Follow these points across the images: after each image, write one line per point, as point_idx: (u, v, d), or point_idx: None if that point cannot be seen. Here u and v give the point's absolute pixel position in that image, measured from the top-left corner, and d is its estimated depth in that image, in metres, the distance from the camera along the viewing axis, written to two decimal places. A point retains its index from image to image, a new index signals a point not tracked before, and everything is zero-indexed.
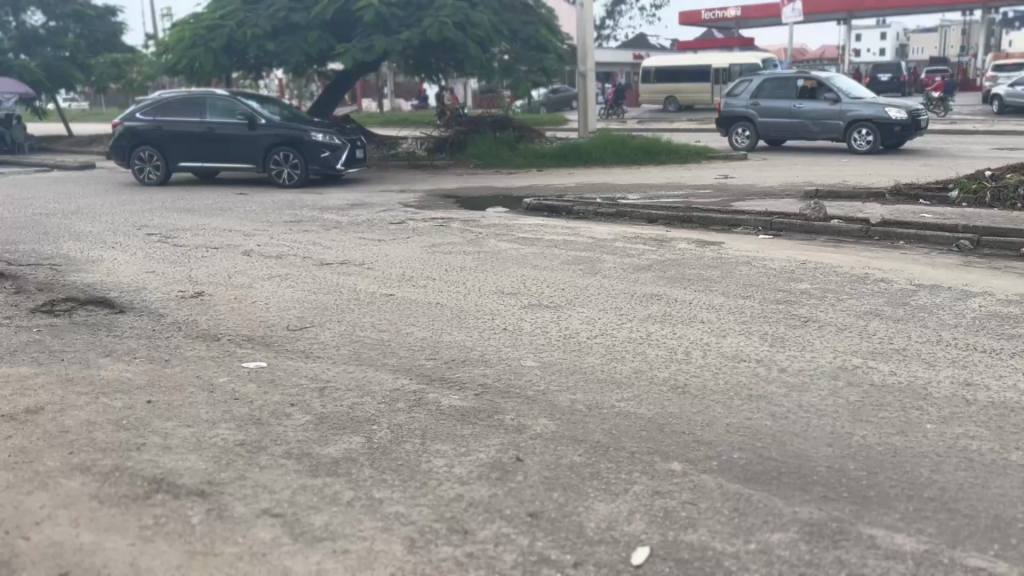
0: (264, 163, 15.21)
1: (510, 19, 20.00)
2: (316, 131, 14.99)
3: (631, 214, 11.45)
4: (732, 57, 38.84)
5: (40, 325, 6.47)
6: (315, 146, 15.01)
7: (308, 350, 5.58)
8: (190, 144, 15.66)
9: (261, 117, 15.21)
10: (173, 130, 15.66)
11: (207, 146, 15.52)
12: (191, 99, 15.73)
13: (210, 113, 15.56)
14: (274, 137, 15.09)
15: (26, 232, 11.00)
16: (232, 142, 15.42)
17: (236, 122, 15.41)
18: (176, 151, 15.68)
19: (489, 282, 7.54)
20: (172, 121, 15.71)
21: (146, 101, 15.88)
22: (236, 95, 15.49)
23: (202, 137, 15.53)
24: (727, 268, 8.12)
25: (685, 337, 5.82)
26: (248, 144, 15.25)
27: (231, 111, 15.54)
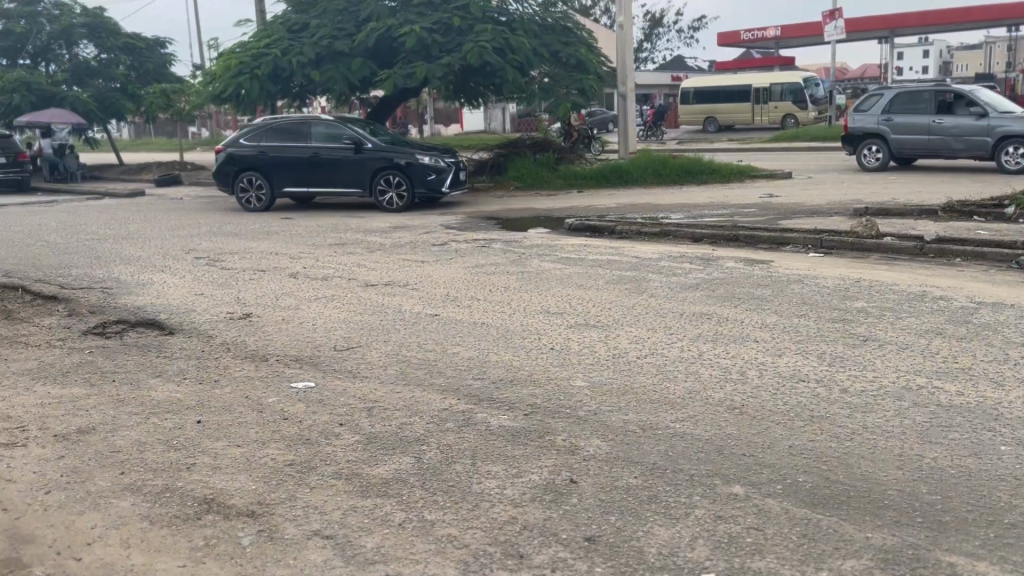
0: (371, 187, 15.10)
1: (550, 41, 20.06)
2: (423, 153, 14.85)
3: (676, 233, 11.31)
4: (775, 77, 38.15)
5: (92, 346, 6.52)
6: (422, 169, 14.85)
7: (355, 370, 5.53)
8: (294, 168, 15.56)
9: (368, 141, 15.11)
10: (276, 155, 15.56)
11: (312, 171, 15.44)
12: (293, 124, 15.64)
13: (313, 138, 15.46)
14: (381, 160, 14.97)
15: (78, 256, 11.20)
16: (337, 167, 15.32)
17: (341, 146, 15.30)
18: (279, 176, 15.60)
19: (536, 303, 7.45)
20: (275, 146, 15.60)
21: (247, 126, 15.80)
22: (340, 119, 15.38)
23: (306, 161, 15.44)
24: (779, 286, 7.94)
25: (740, 356, 5.66)
26: (354, 169, 15.15)
27: (335, 135, 15.44)
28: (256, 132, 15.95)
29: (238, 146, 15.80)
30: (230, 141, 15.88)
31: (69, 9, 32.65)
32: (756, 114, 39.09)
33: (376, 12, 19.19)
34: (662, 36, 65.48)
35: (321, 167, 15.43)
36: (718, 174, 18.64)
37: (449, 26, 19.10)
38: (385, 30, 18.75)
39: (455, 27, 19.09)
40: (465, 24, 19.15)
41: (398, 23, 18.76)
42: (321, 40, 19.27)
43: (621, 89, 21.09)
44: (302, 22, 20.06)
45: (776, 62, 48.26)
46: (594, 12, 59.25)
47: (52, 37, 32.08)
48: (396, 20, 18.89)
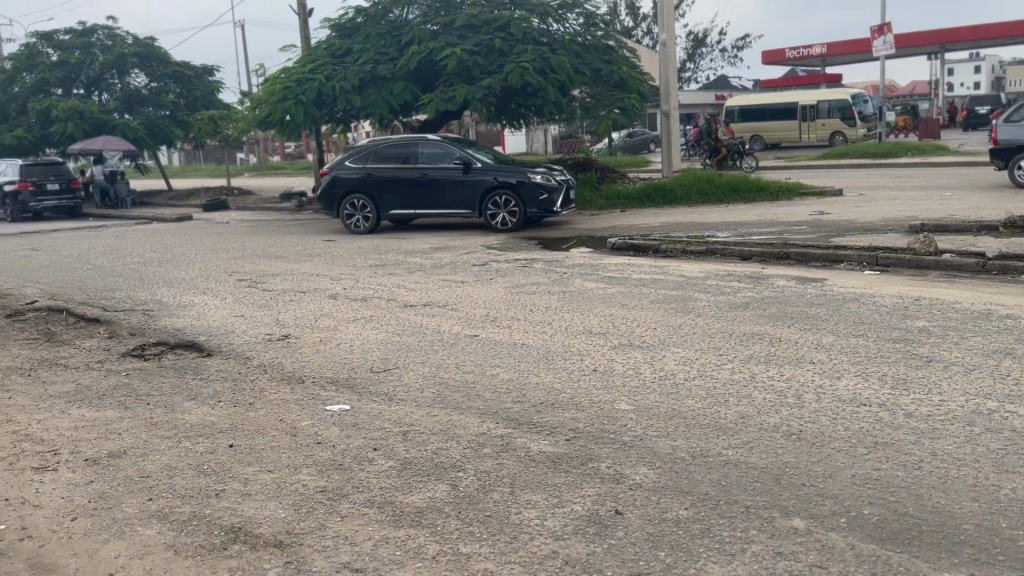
0: (482, 208, 14.80)
1: (591, 60, 19.93)
2: (535, 171, 14.56)
3: (724, 251, 11.02)
4: (822, 94, 37.55)
5: (129, 368, 6.46)
6: (535, 188, 14.52)
7: (392, 393, 5.35)
8: (402, 190, 15.33)
9: (478, 160, 14.88)
10: (382, 177, 15.36)
11: (420, 192, 15.21)
12: (399, 145, 15.46)
13: (421, 159, 15.25)
14: (492, 180, 14.69)
15: (123, 279, 11.29)
16: (446, 188, 15.08)
17: (449, 166, 15.09)
18: (386, 198, 15.38)
19: (579, 323, 7.24)
20: (382, 167, 15.40)
21: (351, 149, 15.64)
22: (448, 139, 15.18)
23: (414, 183, 15.22)
24: (834, 305, 7.62)
25: (795, 379, 5.37)
26: (464, 189, 14.89)
27: (443, 155, 15.23)
28: (361, 154, 15.77)
29: (344, 168, 15.61)
30: (334, 164, 15.71)
31: (121, 39, 33.72)
32: (802, 131, 38.53)
33: (418, 36, 19.27)
34: (704, 56, 65.09)
35: (429, 188, 15.20)
36: (765, 192, 18.27)
37: (490, 47, 19.10)
38: (426, 53, 18.81)
39: (496, 48, 19.08)
40: (506, 45, 19.13)
41: (439, 46, 18.81)
42: (363, 64, 19.41)
43: (664, 108, 20.84)
44: (345, 47, 20.23)
45: (823, 80, 47.53)
46: (636, 33, 59.14)
47: (105, 67, 33.01)
48: (437, 43, 18.95)
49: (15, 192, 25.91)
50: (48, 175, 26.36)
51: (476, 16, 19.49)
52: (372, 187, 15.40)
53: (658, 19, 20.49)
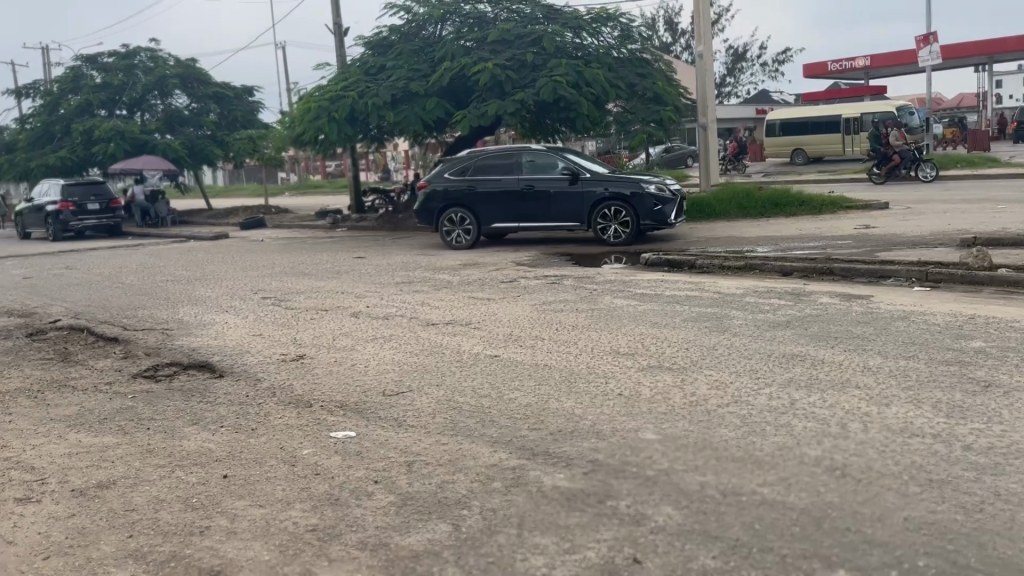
0: (591, 220, 14.12)
1: (626, 74, 19.61)
2: (648, 181, 13.82)
3: (763, 267, 10.54)
4: (866, 106, 36.69)
5: (137, 390, 6.23)
6: (649, 199, 13.76)
7: (401, 418, 5.01)
8: (505, 203, 14.77)
9: (586, 171, 14.23)
10: (485, 189, 14.83)
11: (524, 205, 14.63)
12: (501, 156, 14.92)
13: (525, 170, 14.67)
14: (602, 191, 14.02)
15: (149, 297, 11.20)
16: (552, 200, 14.47)
17: (555, 177, 14.47)
18: (488, 211, 14.84)
19: (606, 343, 6.86)
20: (485, 179, 14.85)
21: (452, 161, 15.17)
22: (554, 149, 14.58)
23: (518, 195, 14.65)
24: (881, 323, 7.14)
25: (839, 406, 4.92)
26: (572, 201, 14.24)
27: (549, 166, 14.63)
28: (462, 167, 15.26)
29: (445, 181, 15.11)
30: (434, 176, 15.26)
31: (163, 61, 34.41)
32: (845, 145, 37.64)
33: (450, 51, 19.12)
34: (745, 70, 64.30)
35: (534, 200, 14.61)
36: (806, 206, 17.70)
37: (522, 62, 18.86)
38: (458, 69, 18.64)
39: (529, 62, 18.84)
40: (539, 59, 18.88)
41: (472, 61, 18.63)
42: (396, 80, 19.30)
43: (701, 121, 20.39)
44: (378, 64, 20.16)
45: (867, 92, 46.51)
46: (675, 48, 58.66)
47: (147, 88, 33.59)
48: (470, 58, 18.76)
49: (57, 212, 26.30)
50: (89, 195, 26.73)
51: (509, 31, 19.28)
52: (474, 200, 14.87)
53: (695, 31, 20.09)
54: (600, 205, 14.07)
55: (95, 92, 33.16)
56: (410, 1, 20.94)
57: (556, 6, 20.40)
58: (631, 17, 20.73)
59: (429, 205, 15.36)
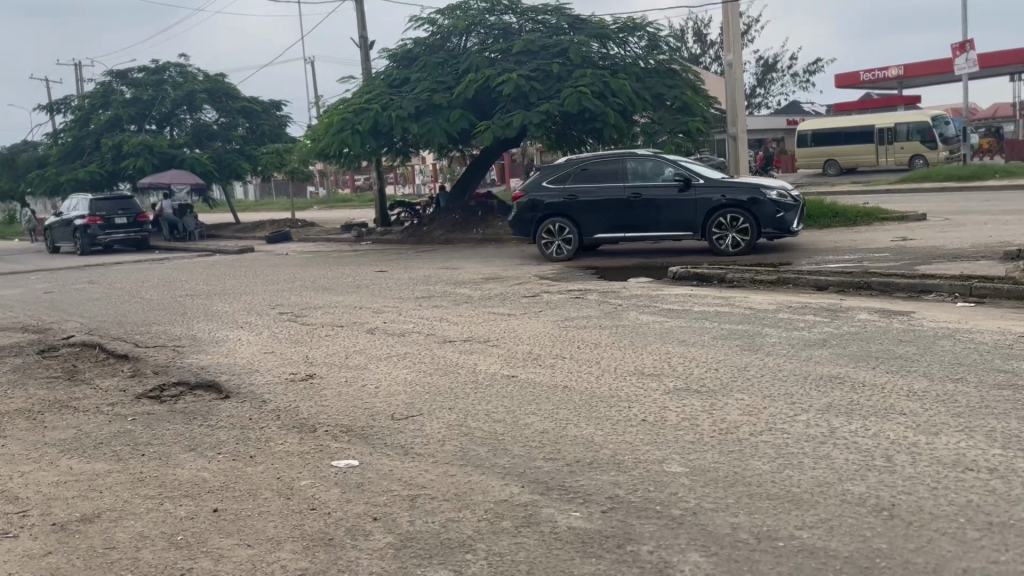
0: (707, 229, 13.30)
1: (653, 84, 19.25)
2: (768, 187, 13.04)
3: (797, 281, 10.11)
4: (900, 116, 35.95)
5: (138, 413, 5.97)
6: (771, 206, 13.01)
7: (409, 445, 4.69)
8: (610, 212, 13.91)
9: (700, 177, 13.40)
10: (588, 198, 13.96)
11: (631, 214, 13.78)
12: (603, 163, 14.06)
13: (631, 177, 13.82)
14: (719, 198, 13.23)
15: (166, 313, 11.01)
16: (663, 208, 13.64)
17: (665, 184, 13.65)
18: (592, 221, 13.96)
19: (632, 362, 6.50)
20: (588, 187, 14.00)
21: (550, 168, 14.28)
22: (662, 155, 13.73)
23: (625, 204, 13.80)
24: (924, 342, 6.70)
25: (883, 435, 4.52)
26: (686, 209, 13.41)
27: (656, 173, 13.79)
28: (559, 174, 14.37)
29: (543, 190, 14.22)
30: (530, 185, 14.35)
31: (193, 76, 34.70)
32: (880, 155, 36.97)
33: (475, 63, 18.89)
34: (776, 81, 63.57)
35: (642, 209, 13.77)
36: (841, 218, 17.18)
37: (548, 73, 18.58)
38: (483, 80, 18.38)
39: (554, 73, 18.54)
40: (565, 70, 18.58)
41: (496, 72, 18.38)
42: (420, 91, 19.08)
43: (731, 131, 19.96)
44: (402, 77, 19.97)
45: (901, 102, 45.68)
46: (704, 60, 58.13)
47: (176, 103, 33.82)
48: (494, 70, 18.51)
49: (85, 226, 26.52)
50: (117, 209, 26.90)
51: (534, 41, 19.01)
52: (577, 209, 13.99)
53: (724, 40, 19.68)
54: (717, 212, 13.29)
55: (125, 107, 33.46)
56: (434, 13, 20.76)
57: (583, 16, 20.11)
58: (659, 27, 20.38)
59: (524, 215, 14.44)
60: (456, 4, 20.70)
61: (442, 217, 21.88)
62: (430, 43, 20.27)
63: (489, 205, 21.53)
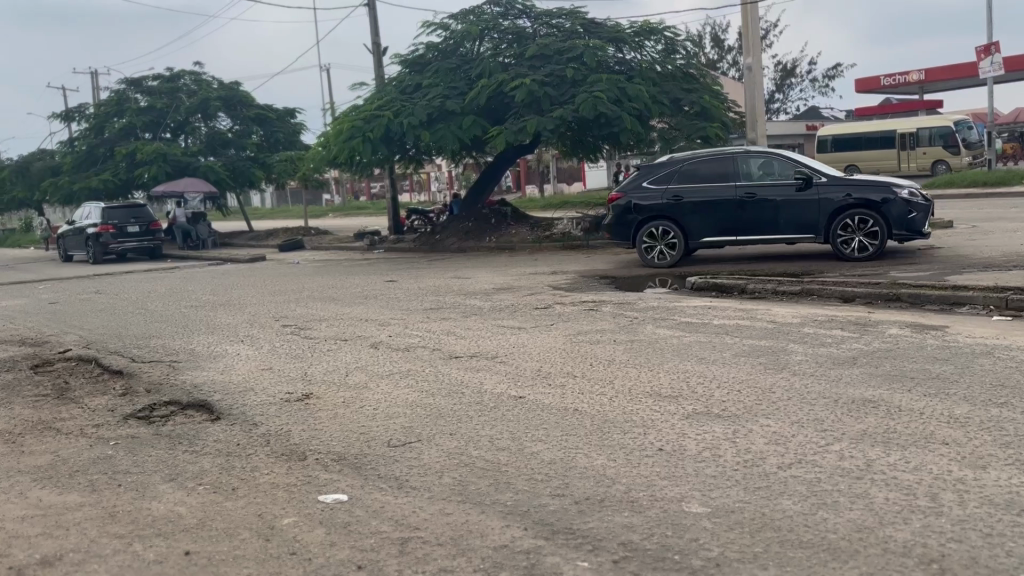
0: (831, 231, 12.29)
1: (670, 89, 18.84)
2: (900, 184, 12.01)
3: (822, 292, 9.66)
4: (922, 120, 35.29)
5: (122, 437, 5.63)
6: (902, 206, 11.98)
7: (404, 478, 4.30)
8: (720, 214, 12.94)
9: (821, 174, 12.39)
10: (695, 199, 13.02)
11: (742, 216, 12.82)
12: (712, 161, 13.12)
13: (744, 176, 12.85)
14: (843, 197, 12.21)
15: (168, 326, 10.70)
16: (779, 209, 12.63)
17: (781, 183, 12.65)
18: (700, 224, 13.01)
19: (647, 381, 6.10)
20: (695, 187, 13.06)
21: (652, 169, 13.37)
22: (776, 152, 12.76)
23: (737, 205, 12.84)
24: (962, 361, 6.23)
25: (925, 469, 4.08)
26: (805, 210, 12.41)
27: (769, 171, 12.81)
28: (662, 174, 13.43)
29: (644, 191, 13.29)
30: (630, 186, 13.44)
31: (207, 84, 34.65)
32: (901, 160, 36.28)
33: (488, 68, 18.54)
34: (794, 87, 62.92)
35: (755, 210, 12.79)
36: None
37: (562, 78, 18.20)
38: (496, 86, 18.02)
39: (569, 78, 18.16)
40: (579, 74, 18.20)
41: (509, 77, 18.03)
42: (432, 98, 18.73)
43: (750, 137, 19.50)
44: (414, 83, 19.63)
45: (922, 107, 44.97)
46: (722, 66, 57.60)
47: (190, 110, 33.75)
48: (508, 75, 18.16)
49: (97, 235, 26.39)
50: (129, 218, 26.77)
51: (548, 46, 18.64)
52: (682, 212, 13.08)
53: (743, 44, 19.24)
54: (841, 213, 12.28)
55: (139, 115, 33.43)
56: (447, 18, 20.43)
57: (598, 20, 19.73)
58: (677, 30, 19.96)
59: (624, 218, 13.51)
60: (468, 9, 20.36)
61: (455, 224, 21.53)
62: (442, 48, 19.94)
63: (502, 212, 21.19)
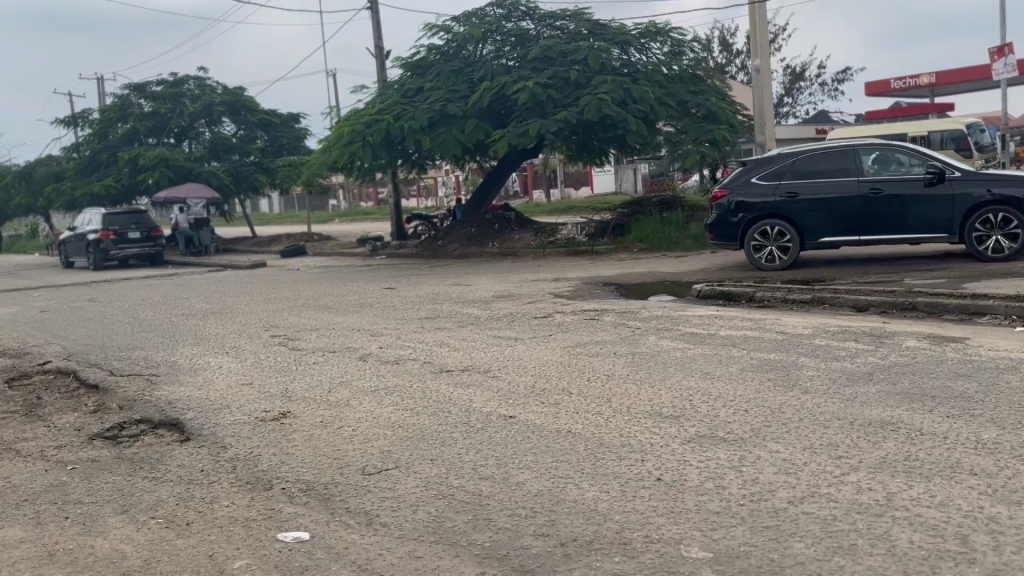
0: (968, 230, 11.38)
1: (676, 91, 18.44)
2: None
3: (834, 301, 9.23)
4: (934, 123, 34.79)
5: (82, 461, 5.26)
6: None
7: (373, 513, 3.89)
8: (839, 212, 11.86)
9: (955, 168, 11.41)
10: (812, 196, 11.93)
11: (865, 213, 11.77)
12: (828, 155, 12.04)
13: (867, 170, 11.79)
14: (982, 193, 11.28)
15: (154, 336, 10.34)
16: (908, 206, 11.62)
17: (908, 177, 11.62)
18: (818, 223, 11.93)
19: (647, 399, 5.68)
20: (811, 183, 11.95)
21: (760, 164, 12.27)
22: (901, 144, 11.72)
23: (859, 201, 11.78)
24: (986, 377, 5.80)
25: (954, 505, 3.66)
26: (938, 207, 11.44)
27: (895, 163, 11.75)
28: (770, 168, 12.28)
29: (754, 188, 12.16)
30: (736, 183, 12.34)
31: (211, 89, 34.43)
32: None
33: (490, 71, 18.17)
34: (804, 90, 62.35)
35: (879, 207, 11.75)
36: None
37: (566, 80, 17.81)
38: (498, 88, 17.64)
39: (573, 80, 17.77)
40: (584, 76, 17.80)
41: (512, 80, 17.65)
42: (433, 101, 18.37)
43: (759, 140, 19.08)
44: (415, 86, 19.26)
45: (933, 110, 44.40)
46: (730, 69, 57.11)
47: (193, 116, 33.51)
48: (510, 77, 17.78)
49: (97, 241, 26.12)
50: (130, 224, 26.50)
51: (552, 47, 18.26)
52: (796, 210, 11.98)
53: (752, 45, 18.83)
54: (977, 211, 11.36)
55: (142, 120, 33.22)
56: (449, 20, 20.07)
57: (602, 22, 19.36)
58: (683, 32, 19.56)
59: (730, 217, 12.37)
60: (471, 10, 20.00)
61: (458, 230, 21.15)
62: (444, 50, 19.58)
63: (506, 217, 20.86)
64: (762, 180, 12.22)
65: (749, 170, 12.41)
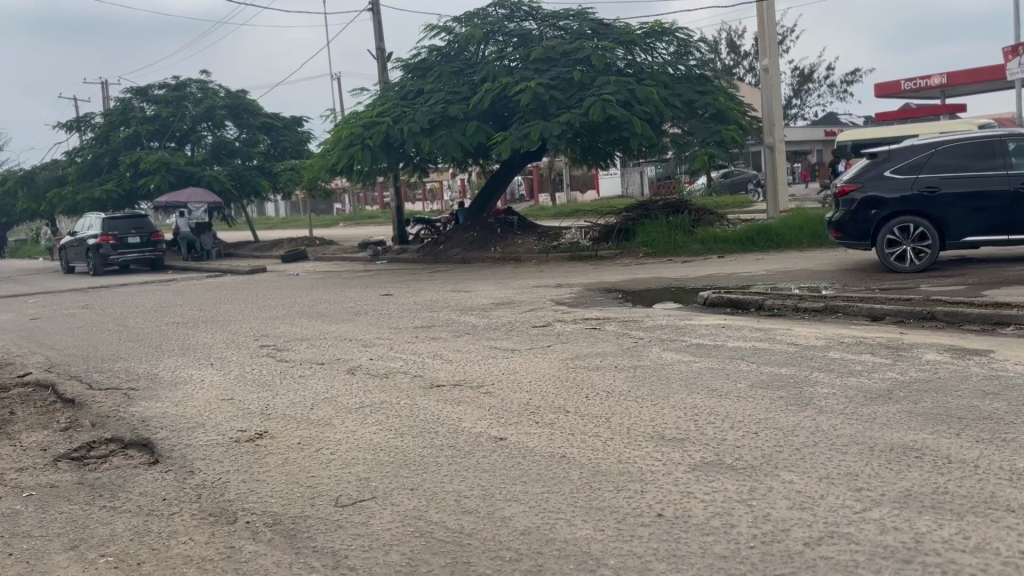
0: None
1: (683, 92, 18.05)
2: None
3: (847, 310, 8.82)
4: (944, 125, 34.33)
5: (40, 485, 4.90)
6: None
7: (343, 555, 3.51)
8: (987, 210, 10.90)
9: None
10: (955, 190, 10.93)
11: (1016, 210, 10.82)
12: (972, 145, 11.05)
13: (1019, 163, 10.82)
14: None
15: (141, 345, 10.00)
16: None
17: None
18: (961, 219, 10.95)
19: (647, 419, 5.29)
20: (955, 177, 10.95)
21: (896, 155, 11.23)
22: None
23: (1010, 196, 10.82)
24: (1014, 394, 5.39)
25: (992, 549, 3.26)
26: None
27: None
28: (907, 160, 11.22)
29: (891, 183, 11.11)
30: (868, 176, 11.28)
31: (213, 93, 34.18)
32: None
33: (492, 72, 17.79)
34: (812, 92, 61.85)
35: None
36: None
37: (570, 81, 17.43)
38: (499, 90, 17.26)
39: (577, 81, 17.38)
40: (587, 77, 17.42)
41: (514, 81, 17.27)
42: (434, 103, 17.99)
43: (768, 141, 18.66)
44: (415, 88, 18.88)
45: (943, 111, 43.87)
46: (737, 72, 56.63)
47: (195, 119, 33.28)
48: (512, 78, 17.41)
49: (97, 246, 25.84)
50: (129, 228, 26.22)
51: (554, 48, 17.88)
52: (939, 207, 10.97)
53: (760, 45, 18.43)
54: None
55: (144, 124, 32.97)
56: (451, 21, 19.71)
57: (606, 22, 18.98)
58: (689, 32, 19.18)
59: (862, 214, 11.30)
60: (472, 11, 19.64)
61: (460, 234, 20.78)
62: (445, 51, 19.20)
63: (509, 221, 20.50)
64: (900, 173, 11.16)
65: (883, 162, 11.34)
